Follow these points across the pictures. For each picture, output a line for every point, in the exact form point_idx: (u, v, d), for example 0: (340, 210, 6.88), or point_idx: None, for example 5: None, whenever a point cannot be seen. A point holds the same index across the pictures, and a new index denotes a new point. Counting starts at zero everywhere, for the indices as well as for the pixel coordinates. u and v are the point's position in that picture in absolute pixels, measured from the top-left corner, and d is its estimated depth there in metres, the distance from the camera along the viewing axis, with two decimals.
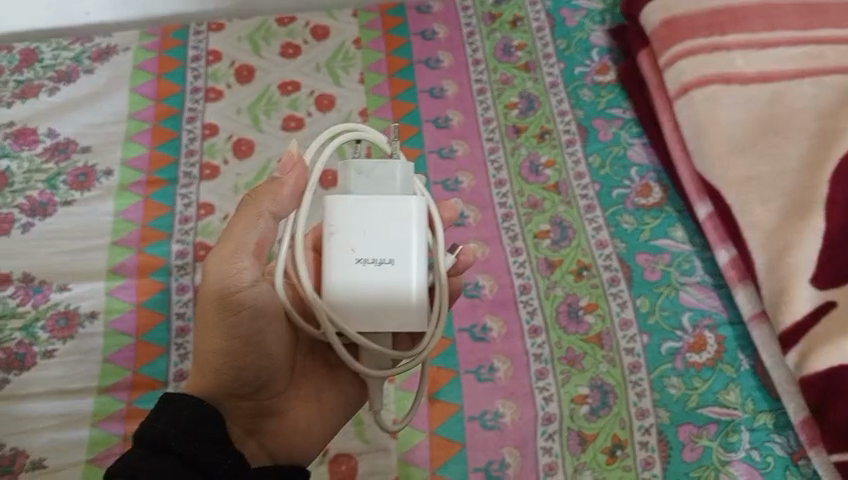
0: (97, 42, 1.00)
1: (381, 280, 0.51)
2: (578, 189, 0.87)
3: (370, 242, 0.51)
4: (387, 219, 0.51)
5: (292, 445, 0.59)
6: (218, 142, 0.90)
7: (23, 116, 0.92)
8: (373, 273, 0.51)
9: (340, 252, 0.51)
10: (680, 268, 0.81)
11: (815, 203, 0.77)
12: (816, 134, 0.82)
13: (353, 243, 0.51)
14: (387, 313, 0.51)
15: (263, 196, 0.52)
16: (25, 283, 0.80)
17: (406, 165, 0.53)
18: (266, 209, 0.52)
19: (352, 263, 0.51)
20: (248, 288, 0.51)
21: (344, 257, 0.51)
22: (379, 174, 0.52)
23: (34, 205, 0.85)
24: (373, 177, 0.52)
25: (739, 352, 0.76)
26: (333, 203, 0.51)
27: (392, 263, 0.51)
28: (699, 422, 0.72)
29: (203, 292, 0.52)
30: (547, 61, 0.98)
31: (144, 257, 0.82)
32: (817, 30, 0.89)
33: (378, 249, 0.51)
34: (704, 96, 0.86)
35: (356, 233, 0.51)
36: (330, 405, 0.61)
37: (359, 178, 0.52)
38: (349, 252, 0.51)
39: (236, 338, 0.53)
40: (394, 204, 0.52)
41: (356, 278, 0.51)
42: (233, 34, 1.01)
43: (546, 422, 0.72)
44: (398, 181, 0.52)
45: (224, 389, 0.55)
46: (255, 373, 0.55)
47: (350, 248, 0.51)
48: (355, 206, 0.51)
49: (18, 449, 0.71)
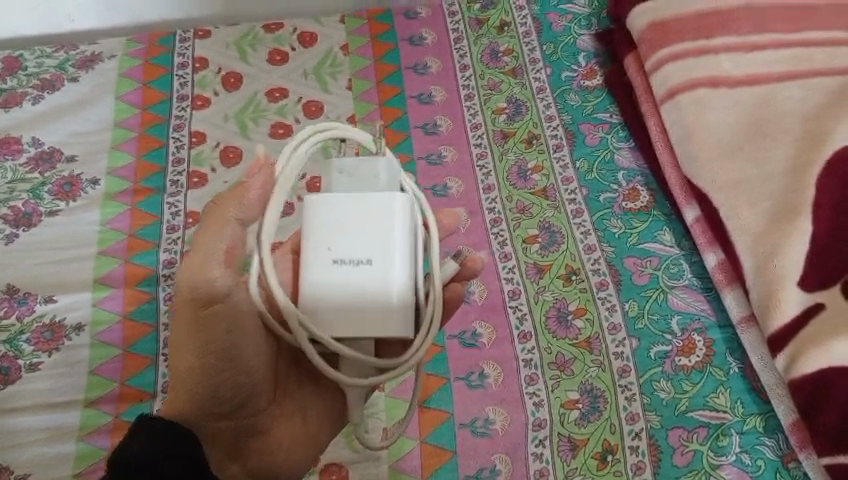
0: (82, 50, 1.00)
1: (358, 281, 0.50)
2: (566, 193, 0.87)
3: (347, 242, 0.51)
4: (366, 218, 0.51)
5: (275, 464, 0.59)
6: (205, 150, 0.90)
7: (7, 125, 0.92)
8: (351, 273, 0.50)
9: (316, 250, 0.51)
10: (668, 271, 0.82)
11: (802, 205, 0.77)
12: (802, 137, 0.83)
13: (330, 242, 0.51)
14: (364, 317, 0.50)
15: (228, 202, 0.51)
16: (10, 295, 0.79)
17: (390, 163, 0.53)
18: (233, 216, 0.51)
19: (328, 263, 0.51)
20: (220, 299, 0.51)
21: (321, 257, 0.51)
22: (362, 172, 0.52)
23: (19, 215, 0.84)
24: (356, 174, 0.52)
25: (728, 354, 0.77)
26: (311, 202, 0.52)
27: (370, 262, 0.50)
28: (689, 426, 0.72)
29: (177, 308, 0.52)
30: (534, 66, 0.98)
31: (131, 266, 0.81)
32: (802, 33, 0.90)
33: (356, 249, 0.51)
34: (691, 100, 0.86)
35: (334, 233, 0.51)
36: (315, 421, 0.60)
37: (341, 176, 0.52)
38: (325, 251, 0.51)
39: (210, 353, 0.53)
40: (373, 204, 0.51)
41: (333, 279, 0.51)
42: (219, 41, 1.01)
43: (537, 428, 0.72)
44: (381, 179, 0.52)
45: (199, 408, 0.55)
46: (232, 389, 0.54)
47: (327, 247, 0.51)
48: (335, 205, 0.51)
49: (3, 465, 0.70)
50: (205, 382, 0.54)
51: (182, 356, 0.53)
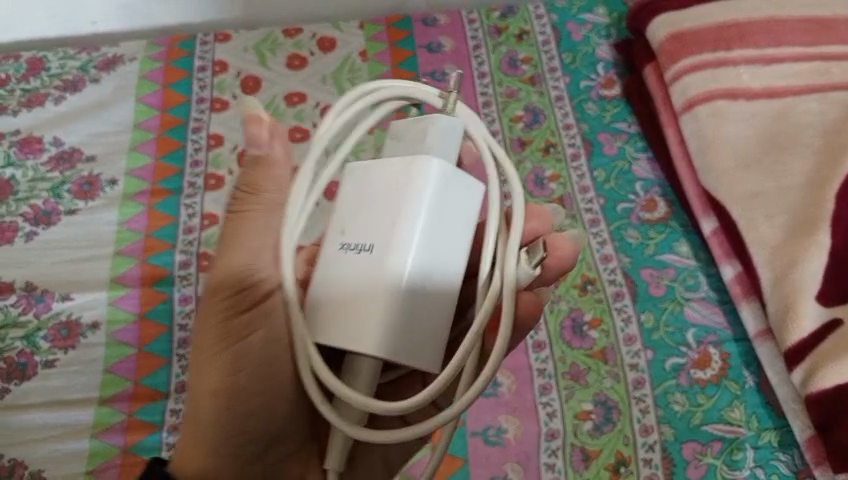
0: (104, 51, 1.01)
1: (355, 272, 0.44)
2: (582, 203, 0.87)
3: (358, 225, 0.45)
4: (382, 199, 0.44)
5: None
6: (223, 153, 0.90)
7: (29, 124, 0.93)
8: (349, 266, 0.44)
9: (333, 236, 0.46)
10: (684, 283, 0.81)
11: (820, 219, 0.77)
12: (821, 151, 0.82)
13: (344, 225, 0.46)
14: (344, 324, 0.43)
15: (265, 184, 0.49)
16: (28, 292, 0.80)
17: (438, 120, 0.44)
18: (269, 199, 0.49)
19: (338, 248, 0.45)
20: (251, 307, 0.50)
21: (332, 240, 0.46)
22: (410, 134, 0.45)
23: (38, 214, 0.85)
24: (405, 139, 0.46)
25: (744, 369, 0.76)
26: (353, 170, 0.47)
27: (371, 250, 0.44)
28: (704, 440, 0.72)
29: (203, 322, 0.51)
30: (552, 75, 0.98)
31: (147, 267, 0.82)
32: (823, 46, 0.89)
33: (363, 233, 0.44)
34: (710, 111, 0.86)
35: (349, 215, 0.46)
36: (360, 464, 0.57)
37: (393, 143, 0.46)
38: (339, 235, 0.46)
39: (236, 371, 0.51)
40: (393, 181, 0.44)
41: (334, 266, 0.45)
42: (239, 45, 1.02)
43: (550, 438, 0.72)
44: (424, 144, 0.44)
45: (222, 442, 0.53)
46: (262, 411, 0.53)
47: (340, 230, 0.46)
48: (363, 182, 0.46)
49: (18, 460, 0.71)
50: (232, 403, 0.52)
51: (204, 377, 0.52)
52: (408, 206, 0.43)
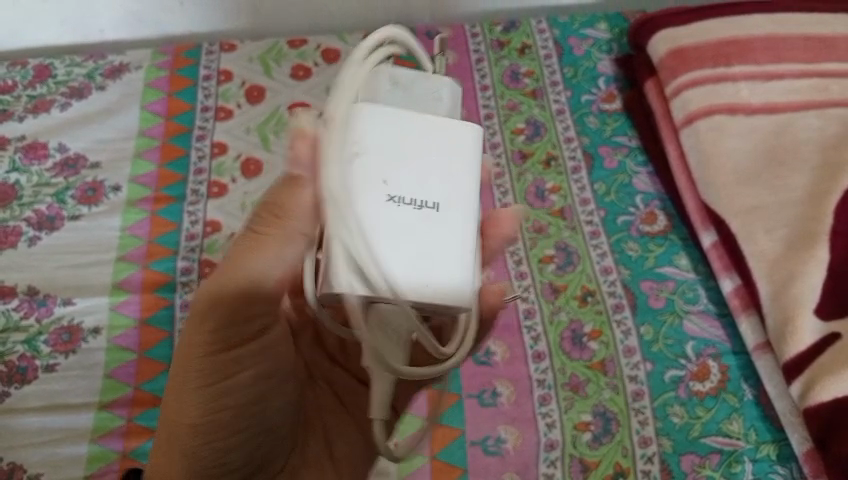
0: (110, 59, 1.02)
1: (424, 226, 0.44)
2: (583, 215, 0.87)
3: (403, 176, 0.44)
4: (440, 157, 0.45)
5: None
6: (227, 161, 0.91)
7: (34, 131, 0.93)
8: (414, 221, 0.44)
9: (371, 185, 0.44)
10: (684, 296, 0.81)
11: (819, 234, 0.77)
12: (820, 167, 0.83)
13: (385, 175, 0.44)
14: (429, 279, 0.43)
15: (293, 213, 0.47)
16: (30, 296, 0.80)
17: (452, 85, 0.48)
18: (298, 230, 0.47)
19: (386, 200, 0.44)
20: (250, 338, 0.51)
21: (376, 190, 0.43)
22: (414, 92, 0.47)
23: (42, 219, 0.86)
24: (410, 93, 0.47)
25: (742, 381, 0.76)
26: (369, 114, 0.44)
27: (436, 208, 0.44)
28: (702, 452, 0.72)
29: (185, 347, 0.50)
30: (554, 89, 0.99)
31: (150, 273, 0.82)
32: (821, 64, 0.91)
33: (414, 191, 0.44)
34: (710, 126, 0.87)
35: (392, 165, 0.44)
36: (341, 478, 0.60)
37: (394, 91, 0.46)
38: (381, 185, 0.44)
39: (223, 404, 0.51)
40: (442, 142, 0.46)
41: (392, 219, 0.43)
42: (244, 54, 1.03)
43: (549, 449, 0.72)
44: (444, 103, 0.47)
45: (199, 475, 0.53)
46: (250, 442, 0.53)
47: (384, 180, 0.44)
48: (403, 132, 0.45)
49: (16, 464, 0.70)
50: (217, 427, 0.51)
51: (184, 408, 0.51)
52: (469, 168, 0.46)
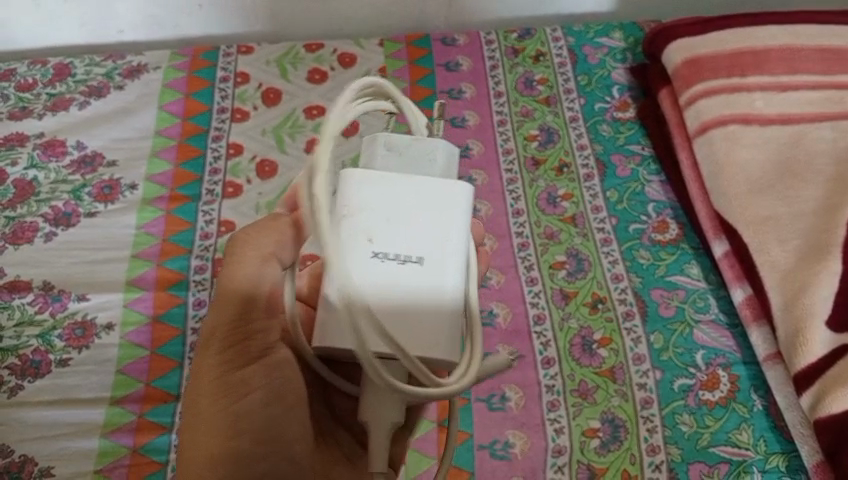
0: (129, 60, 1.04)
1: (406, 280, 0.47)
2: (595, 222, 0.88)
3: (397, 235, 0.48)
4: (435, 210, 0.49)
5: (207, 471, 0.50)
6: (242, 162, 0.92)
7: (53, 128, 0.95)
8: (398, 274, 0.47)
9: (360, 243, 0.48)
10: (695, 305, 0.81)
11: (831, 245, 0.77)
12: (833, 179, 0.83)
13: (372, 234, 0.48)
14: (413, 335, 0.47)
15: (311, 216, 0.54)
16: (45, 291, 0.81)
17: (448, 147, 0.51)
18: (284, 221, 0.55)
19: (398, 264, 0.47)
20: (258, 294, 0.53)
21: (361, 249, 0.47)
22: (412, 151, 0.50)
23: (58, 215, 0.87)
24: (408, 151, 0.50)
25: (752, 392, 0.76)
26: (359, 181, 0.48)
27: (418, 262, 0.48)
28: (710, 461, 0.71)
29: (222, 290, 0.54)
30: (568, 96, 1.00)
31: (164, 271, 0.83)
32: (836, 76, 0.91)
33: (407, 247, 0.48)
34: (724, 136, 0.86)
35: (380, 225, 0.48)
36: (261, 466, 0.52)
37: (387, 153, 0.50)
38: (366, 243, 0.48)
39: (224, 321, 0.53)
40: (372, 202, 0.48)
41: (395, 277, 0.47)
42: (261, 57, 1.04)
43: (556, 454, 0.72)
44: (438, 163, 0.50)
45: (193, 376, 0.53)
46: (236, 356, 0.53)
47: (367, 238, 0.47)
48: (403, 193, 0.49)
49: (28, 456, 0.71)
50: (245, 442, 0.52)
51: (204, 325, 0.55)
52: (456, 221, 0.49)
